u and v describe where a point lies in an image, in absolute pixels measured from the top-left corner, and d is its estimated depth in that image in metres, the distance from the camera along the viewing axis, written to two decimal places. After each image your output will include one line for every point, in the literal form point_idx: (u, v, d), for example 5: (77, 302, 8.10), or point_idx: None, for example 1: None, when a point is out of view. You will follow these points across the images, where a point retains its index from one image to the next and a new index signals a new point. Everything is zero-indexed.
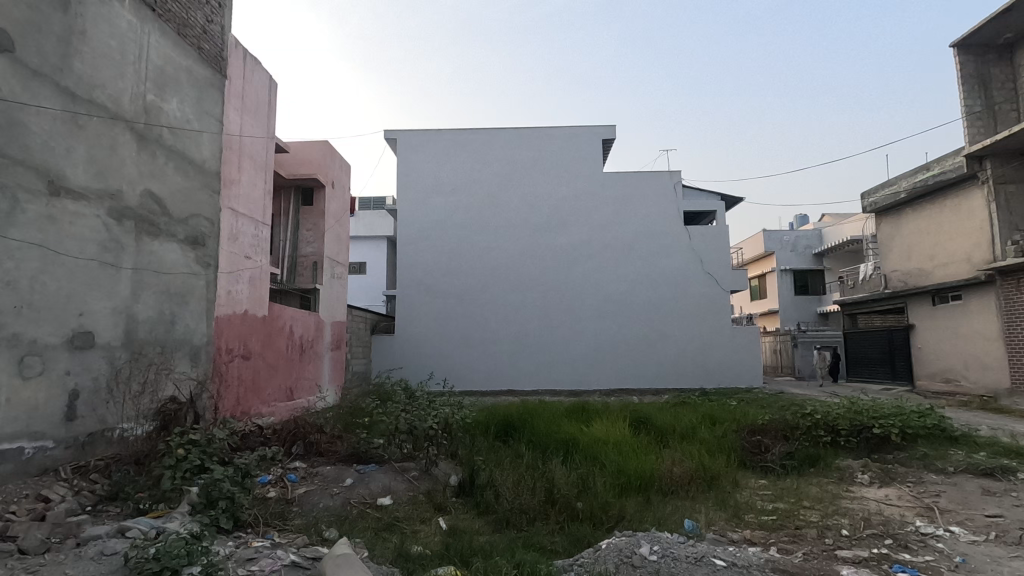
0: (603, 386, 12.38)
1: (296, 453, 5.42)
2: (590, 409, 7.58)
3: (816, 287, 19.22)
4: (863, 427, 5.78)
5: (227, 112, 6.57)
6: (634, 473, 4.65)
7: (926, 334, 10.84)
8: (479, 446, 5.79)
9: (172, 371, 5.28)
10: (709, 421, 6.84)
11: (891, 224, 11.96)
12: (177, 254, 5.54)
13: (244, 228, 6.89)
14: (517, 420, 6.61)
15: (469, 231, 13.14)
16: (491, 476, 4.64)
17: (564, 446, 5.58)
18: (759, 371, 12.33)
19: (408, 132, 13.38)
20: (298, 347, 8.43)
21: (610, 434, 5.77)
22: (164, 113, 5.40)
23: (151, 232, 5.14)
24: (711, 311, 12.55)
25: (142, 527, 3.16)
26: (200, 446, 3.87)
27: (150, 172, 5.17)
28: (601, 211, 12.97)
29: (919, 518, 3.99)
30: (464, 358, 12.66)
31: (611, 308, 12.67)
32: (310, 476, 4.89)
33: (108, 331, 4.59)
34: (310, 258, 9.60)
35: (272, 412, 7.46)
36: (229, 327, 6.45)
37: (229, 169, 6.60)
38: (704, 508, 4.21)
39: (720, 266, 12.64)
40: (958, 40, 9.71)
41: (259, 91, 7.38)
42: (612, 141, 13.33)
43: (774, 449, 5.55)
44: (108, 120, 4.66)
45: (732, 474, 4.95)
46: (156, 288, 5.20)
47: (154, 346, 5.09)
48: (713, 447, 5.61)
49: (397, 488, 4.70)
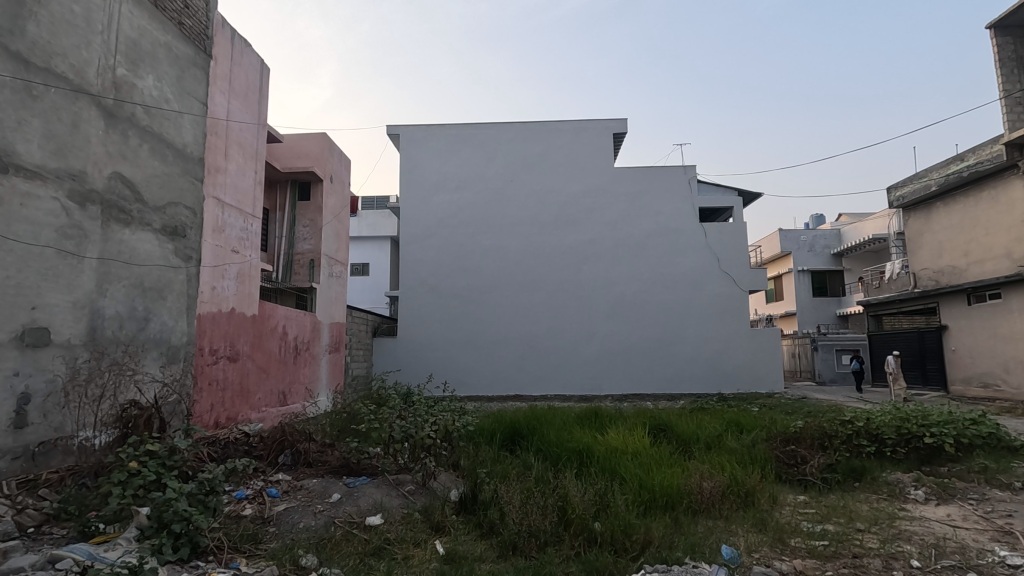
0: (616, 392, 11.81)
1: (283, 463, 4.95)
2: (603, 416, 6.98)
3: (835, 288, 18.55)
4: (911, 435, 5.17)
5: (213, 95, 6.10)
6: (660, 488, 4.06)
7: (961, 336, 10.18)
8: (484, 455, 5.26)
9: (144, 373, 4.78)
10: (735, 429, 6.24)
11: (919, 220, 11.34)
12: (153, 245, 5.06)
13: (231, 220, 6.41)
14: (525, 427, 6.08)
15: (475, 229, 12.62)
16: (495, 493, 4.08)
17: (577, 459, 4.99)
18: (780, 376, 11.68)
19: (411, 127, 12.93)
20: (291, 349, 7.93)
21: (628, 443, 5.21)
22: (138, 90, 4.93)
23: (121, 220, 4.67)
24: (729, 312, 11.95)
25: (76, 557, 2.64)
26: (158, 458, 3.31)
27: (121, 153, 4.70)
28: (613, 208, 12.43)
29: (998, 545, 3.40)
30: (470, 362, 12.13)
31: (624, 308, 12.10)
32: (294, 490, 4.37)
33: (67, 328, 4.10)
34: (307, 255, 9.13)
35: (262, 418, 6.98)
36: (213, 326, 5.96)
37: (215, 155, 6.11)
38: (741, 530, 3.65)
39: (737, 265, 12.05)
40: (997, 20, 9.09)
41: (249, 75, 6.91)
42: (623, 135, 12.79)
43: (813, 460, 4.95)
44: (68, 93, 4.19)
45: (769, 489, 4.34)
46: (126, 281, 4.72)
47: (122, 346, 4.59)
48: (744, 458, 5.02)
49: (390, 505, 4.15)
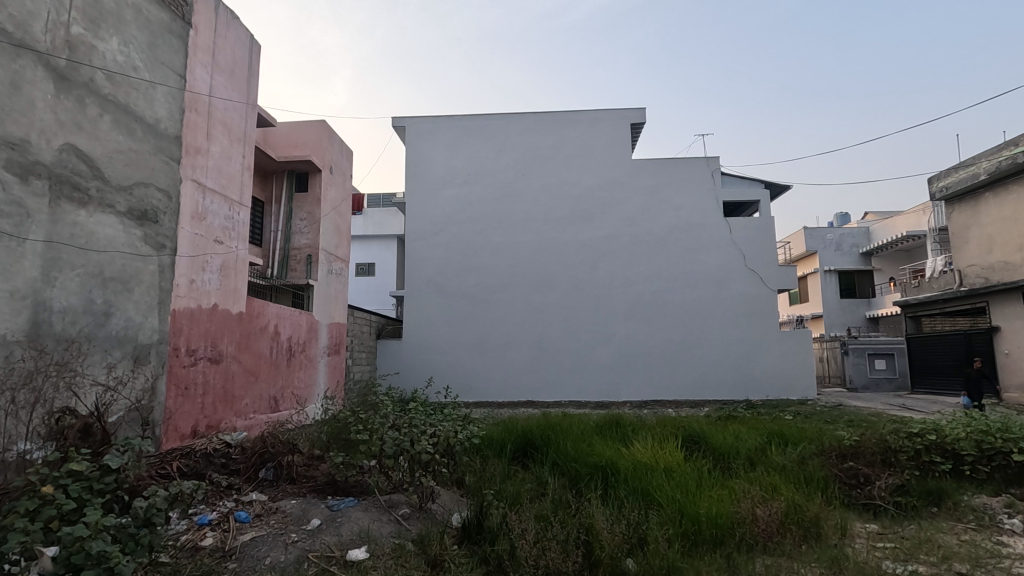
0: (635, 398, 11.06)
1: (263, 479, 4.32)
2: (626, 425, 6.25)
3: (864, 289, 17.67)
4: (996, 451, 4.39)
5: (194, 67, 5.50)
6: (706, 518, 3.30)
7: (1015, 338, 9.33)
8: (492, 470, 4.59)
9: (90, 377, 4.07)
10: (779, 441, 5.48)
11: (966, 212, 10.52)
12: (117, 230, 4.46)
13: (213, 207, 5.78)
14: (538, 438, 5.39)
15: (484, 225, 11.97)
16: (504, 518, 3.40)
17: (600, 478, 4.26)
18: (813, 382, 10.84)
19: (417, 118, 12.32)
20: (283, 351, 7.31)
21: (658, 459, 4.47)
22: (99, 53, 4.35)
23: (75, 199, 4.08)
24: (756, 313, 11.15)
25: None
26: (83, 481, 2.64)
27: (75, 123, 4.10)
28: (632, 202, 11.72)
29: None
30: (479, 367, 11.46)
31: (642, 309, 11.36)
32: (267, 514, 3.70)
33: (4, 322, 3.50)
34: (304, 250, 8.51)
35: (249, 426, 6.37)
36: (191, 324, 5.35)
37: (195, 134, 5.50)
38: (809, 572, 2.92)
39: (765, 263, 11.25)
40: None
41: (236, 51, 6.30)
42: (641, 126, 12.08)
43: (880, 480, 4.19)
44: (7, 48, 3.61)
45: (833, 515, 3.63)
46: (80, 269, 4.11)
47: (66, 343, 3.91)
48: (798, 478, 4.24)
49: (378, 534, 3.46)
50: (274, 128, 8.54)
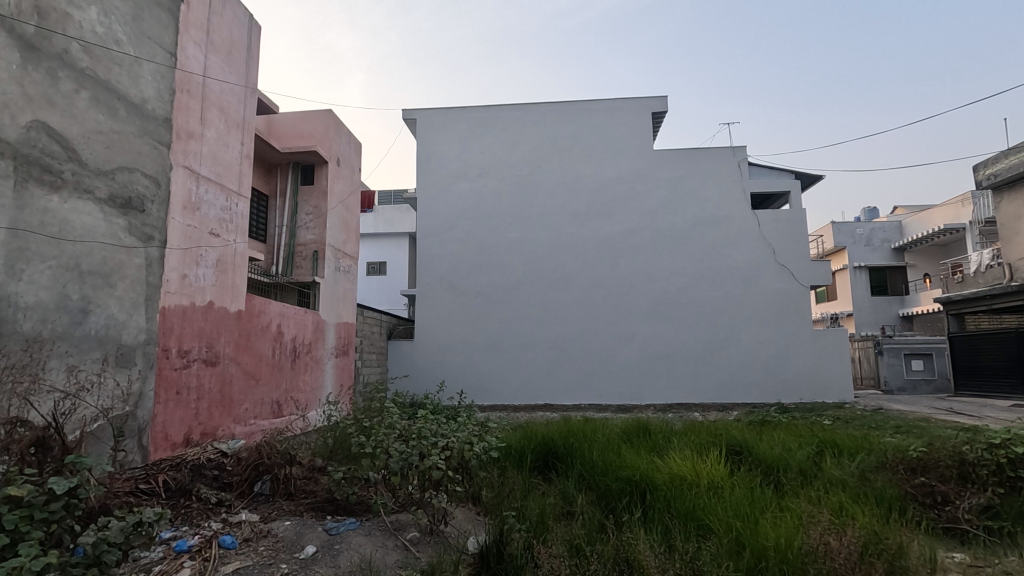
0: (658, 401, 10.50)
1: (258, 494, 3.85)
2: (655, 430, 5.73)
3: (896, 286, 16.94)
4: None
5: (185, 45, 5.08)
6: (774, 550, 2.78)
7: None
8: (513, 483, 4.08)
9: (50, 383, 3.57)
10: (831, 451, 4.90)
11: (1016, 201, 9.82)
12: (97, 218, 4.04)
13: (208, 197, 5.34)
14: (562, 445, 4.90)
15: (499, 220, 11.48)
16: (531, 548, 2.89)
17: (636, 496, 3.73)
18: (849, 384, 10.19)
19: (427, 110, 11.89)
20: (287, 352, 6.88)
21: (699, 471, 3.95)
22: (74, 23, 3.93)
23: (45, 182, 3.65)
24: (787, 310, 10.52)
25: None
26: (23, 509, 2.17)
27: (45, 97, 3.69)
28: (653, 194, 11.16)
29: None
30: (494, 368, 10.96)
31: (665, 306, 10.78)
32: (257, 538, 3.22)
33: None
34: (310, 246, 8.08)
35: (248, 432, 5.93)
36: (184, 323, 4.91)
37: (187, 117, 5.07)
38: None
39: (797, 258, 10.62)
40: None
41: (233, 30, 5.87)
42: (662, 115, 11.52)
43: (963, 498, 3.62)
44: None
45: (916, 543, 3.05)
46: (52, 261, 3.69)
47: (29, 343, 3.47)
48: (864, 497, 3.69)
49: (382, 564, 2.97)
50: (277, 117, 8.13)
